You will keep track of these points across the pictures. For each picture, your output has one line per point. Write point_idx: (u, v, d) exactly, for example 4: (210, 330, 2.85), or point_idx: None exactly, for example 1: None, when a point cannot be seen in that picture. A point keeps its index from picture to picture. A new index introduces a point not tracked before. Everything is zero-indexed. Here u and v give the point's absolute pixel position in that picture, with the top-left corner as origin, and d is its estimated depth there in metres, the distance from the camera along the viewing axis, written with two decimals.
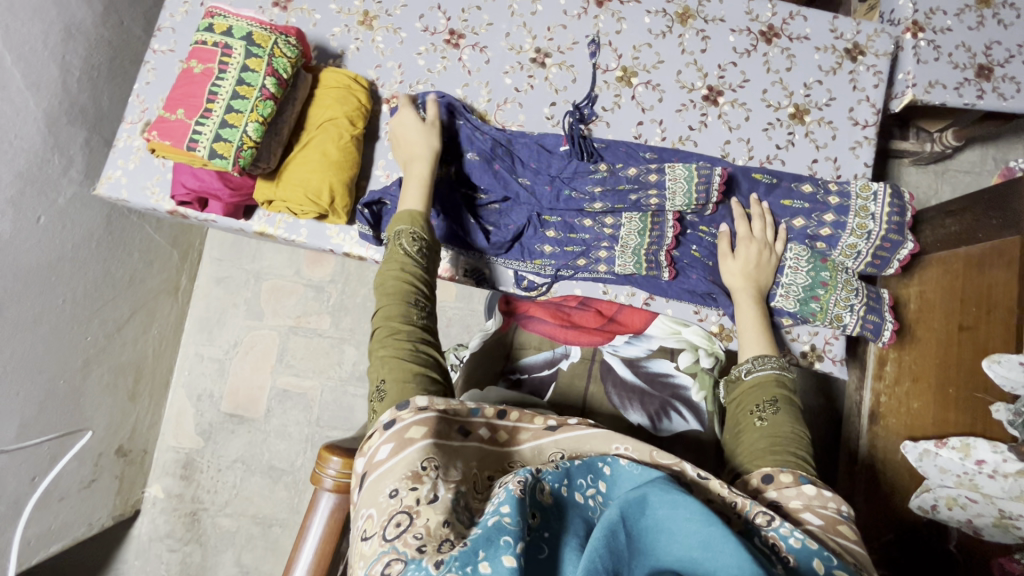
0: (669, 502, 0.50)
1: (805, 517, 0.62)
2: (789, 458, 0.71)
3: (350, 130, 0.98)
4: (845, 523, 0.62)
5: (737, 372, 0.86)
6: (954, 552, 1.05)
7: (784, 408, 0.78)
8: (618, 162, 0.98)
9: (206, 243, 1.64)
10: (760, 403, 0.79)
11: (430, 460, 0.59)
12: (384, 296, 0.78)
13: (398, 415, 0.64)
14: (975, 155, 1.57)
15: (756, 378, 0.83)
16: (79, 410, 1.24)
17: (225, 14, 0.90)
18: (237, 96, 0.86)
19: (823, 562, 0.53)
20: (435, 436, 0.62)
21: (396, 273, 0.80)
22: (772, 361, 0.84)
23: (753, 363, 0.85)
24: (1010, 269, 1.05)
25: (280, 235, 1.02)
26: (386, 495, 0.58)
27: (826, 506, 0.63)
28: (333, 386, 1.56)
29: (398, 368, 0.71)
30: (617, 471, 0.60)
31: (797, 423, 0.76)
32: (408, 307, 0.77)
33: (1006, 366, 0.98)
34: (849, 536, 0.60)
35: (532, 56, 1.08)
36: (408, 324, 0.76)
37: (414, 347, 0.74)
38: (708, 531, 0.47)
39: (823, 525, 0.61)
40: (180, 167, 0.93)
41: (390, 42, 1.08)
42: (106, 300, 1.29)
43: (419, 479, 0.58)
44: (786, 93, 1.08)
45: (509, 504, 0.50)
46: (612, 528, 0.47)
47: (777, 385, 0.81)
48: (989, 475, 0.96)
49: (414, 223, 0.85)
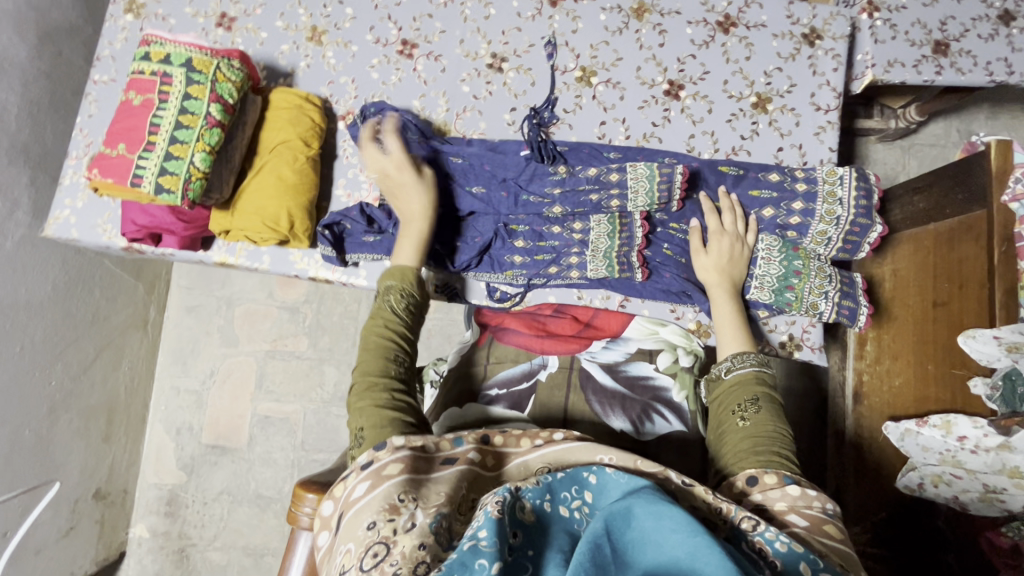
0: (654, 513, 0.47)
1: (790, 519, 0.61)
2: (774, 459, 0.70)
3: (306, 151, 0.95)
4: (831, 523, 0.61)
5: (718, 370, 0.85)
6: (943, 529, 1.06)
7: (766, 405, 0.77)
8: (580, 163, 0.97)
9: (173, 273, 1.59)
10: (741, 402, 0.78)
11: (407, 493, 0.58)
12: (363, 349, 0.77)
13: (375, 456, 0.62)
14: (940, 128, 1.58)
15: (736, 376, 0.81)
16: (49, 457, 1.20)
17: (161, 41, 0.86)
18: (180, 126, 0.83)
19: (809, 563, 0.51)
20: (412, 471, 0.60)
21: (381, 326, 0.78)
22: (751, 358, 0.83)
23: (732, 361, 0.84)
24: (979, 244, 1.05)
25: (241, 263, 0.99)
26: (363, 529, 0.56)
27: (811, 505, 0.62)
28: (316, 408, 1.53)
29: (377, 416, 0.68)
30: (604, 479, 0.57)
31: (780, 420, 0.75)
32: (388, 359, 0.76)
33: (981, 340, 0.97)
34: (834, 536, 0.59)
35: (488, 61, 1.06)
36: (388, 375, 0.74)
37: (393, 397, 0.72)
38: (693, 542, 0.44)
39: (809, 526, 0.60)
40: (129, 205, 0.89)
41: (341, 56, 1.05)
42: (68, 342, 1.25)
43: (396, 510, 0.56)
44: (747, 82, 1.07)
45: (486, 527, 0.49)
46: (596, 542, 0.46)
47: (758, 383, 0.80)
48: (971, 450, 0.95)
49: (404, 279, 0.84)
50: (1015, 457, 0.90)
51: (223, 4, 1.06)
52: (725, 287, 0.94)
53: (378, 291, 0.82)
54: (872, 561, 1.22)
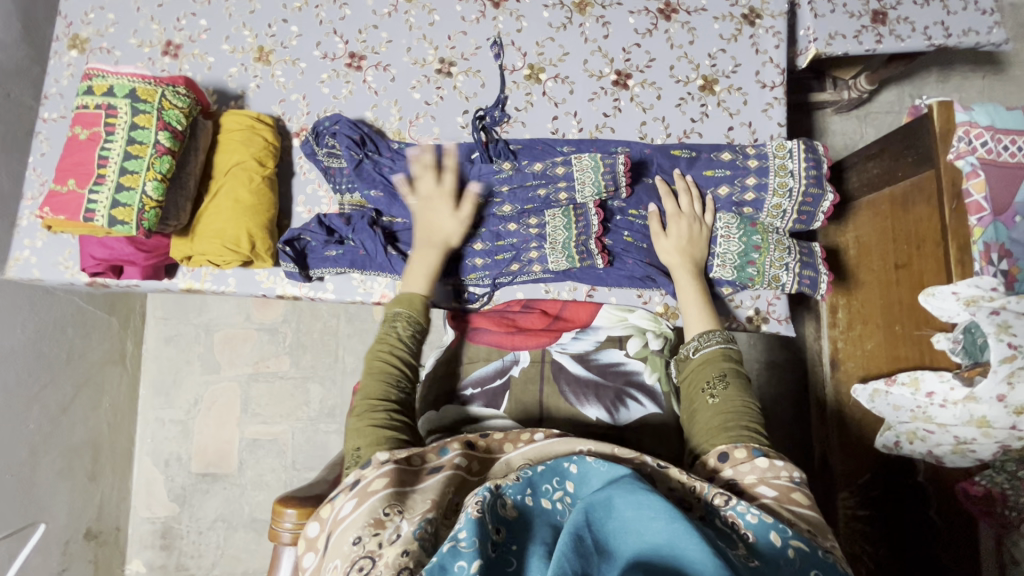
0: (634, 502, 0.48)
1: (760, 492, 0.62)
2: (744, 433, 0.71)
3: (260, 171, 0.96)
4: (799, 491, 0.63)
5: (686, 350, 0.86)
6: (924, 484, 1.06)
7: (733, 381, 0.78)
8: (530, 160, 1.01)
9: (147, 305, 1.59)
10: (710, 380, 0.79)
11: (392, 506, 0.58)
12: (368, 371, 0.78)
13: (362, 474, 0.63)
14: (893, 95, 1.60)
15: (703, 355, 0.82)
16: (35, 500, 1.19)
17: (103, 73, 0.87)
18: (129, 157, 0.83)
19: (779, 532, 0.52)
20: (396, 485, 0.61)
21: (391, 351, 0.80)
22: (717, 335, 0.84)
23: (699, 340, 0.85)
24: (931, 203, 1.06)
25: (208, 288, 0.99)
26: (348, 544, 0.56)
27: (779, 475, 0.64)
28: (304, 427, 1.53)
29: (371, 438, 0.69)
30: (585, 468, 0.57)
31: (748, 395, 0.77)
32: (390, 382, 0.77)
33: (941, 298, 0.98)
34: (802, 503, 0.61)
35: (436, 67, 1.07)
36: (387, 397, 0.75)
37: (389, 418, 0.73)
38: (672, 528, 0.45)
39: (778, 497, 0.61)
40: (86, 239, 0.90)
41: (290, 74, 1.06)
42: (43, 382, 1.24)
43: (381, 524, 0.56)
44: (693, 66, 1.09)
45: (467, 527, 0.48)
46: (578, 533, 0.45)
47: (724, 360, 0.81)
48: (941, 405, 0.96)
49: (412, 308, 0.85)
50: (980, 407, 0.90)
51: (167, 32, 1.06)
52: (688, 268, 0.96)
53: (385, 318, 0.84)
54: (862, 522, 1.25)
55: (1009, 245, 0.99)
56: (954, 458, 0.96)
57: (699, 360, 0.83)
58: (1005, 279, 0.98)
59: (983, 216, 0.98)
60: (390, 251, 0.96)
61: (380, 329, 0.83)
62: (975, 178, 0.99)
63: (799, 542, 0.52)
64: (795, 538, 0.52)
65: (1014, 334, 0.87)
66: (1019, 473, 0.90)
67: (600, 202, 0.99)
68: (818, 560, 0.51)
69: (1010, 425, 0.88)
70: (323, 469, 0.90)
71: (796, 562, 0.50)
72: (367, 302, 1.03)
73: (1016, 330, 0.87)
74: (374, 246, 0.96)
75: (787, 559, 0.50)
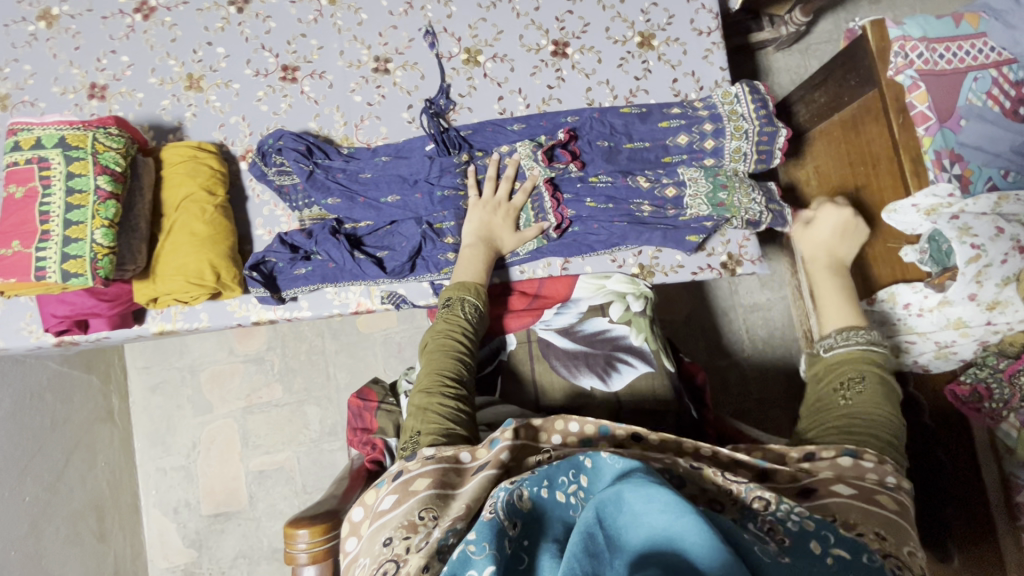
0: (644, 495, 0.46)
1: (835, 490, 0.58)
2: (864, 438, 0.65)
3: (211, 201, 0.94)
4: (885, 492, 0.58)
5: (819, 347, 0.79)
6: (915, 394, 1.10)
7: (872, 388, 0.70)
8: (488, 144, 1.01)
9: (126, 357, 1.56)
10: (841, 381, 0.73)
11: (428, 510, 0.58)
12: (436, 350, 0.77)
13: (406, 466, 0.63)
14: (829, 24, 1.62)
15: (843, 353, 0.75)
16: (46, 571, 1.17)
17: (28, 126, 0.85)
18: (72, 208, 0.81)
19: (820, 541, 0.49)
20: (439, 486, 0.61)
21: (463, 336, 0.79)
22: (860, 335, 0.76)
23: (837, 338, 0.77)
24: (879, 121, 1.07)
25: (180, 327, 0.97)
26: (380, 544, 0.57)
27: (848, 473, 0.59)
28: (308, 450, 1.51)
29: (435, 425, 0.68)
30: (599, 463, 0.53)
31: (890, 403, 0.69)
32: (459, 367, 0.76)
33: (903, 212, 0.98)
34: (886, 506, 0.56)
35: (372, 66, 1.05)
36: (455, 382, 0.74)
37: (454, 406, 0.71)
38: (681, 522, 0.43)
39: (857, 495, 0.57)
40: (44, 298, 0.88)
41: (225, 97, 1.03)
42: (32, 453, 1.22)
43: (414, 528, 0.57)
44: (628, 24, 1.08)
45: (479, 530, 0.49)
46: (589, 531, 0.45)
47: (865, 360, 0.73)
48: (918, 314, 0.97)
49: (481, 294, 0.86)
50: (955, 310, 0.93)
51: (90, 74, 1.02)
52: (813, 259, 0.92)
53: (454, 295, 0.84)
54: None
55: (959, 149, 1.02)
56: (939, 363, 1.00)
57: (832, 359, 0.76)
58: (959, 183, 1.00)
59: (929, 125, 1.02)
60: (357, 255, 0.96)
61: (448, 305, 0.83)
62: (917, 90, 1.01)
63: (841, 550, 0.48)
64: (837, 544, 0.49)
65: (975, 235, 0.90)
66: (1001, 365, 0.93)
67: (551, 180, 0.99)
68: (863, 567, 0.47)
69: (985, 321, 0.92)
70: (332, 484, 0.89)
71: (835, 569, 0.47)
72: (345, 314, 1.02)
73: (976, 229, 0.90)
74: (341, 254, 0.95)
75: (826, 566, 0.47)
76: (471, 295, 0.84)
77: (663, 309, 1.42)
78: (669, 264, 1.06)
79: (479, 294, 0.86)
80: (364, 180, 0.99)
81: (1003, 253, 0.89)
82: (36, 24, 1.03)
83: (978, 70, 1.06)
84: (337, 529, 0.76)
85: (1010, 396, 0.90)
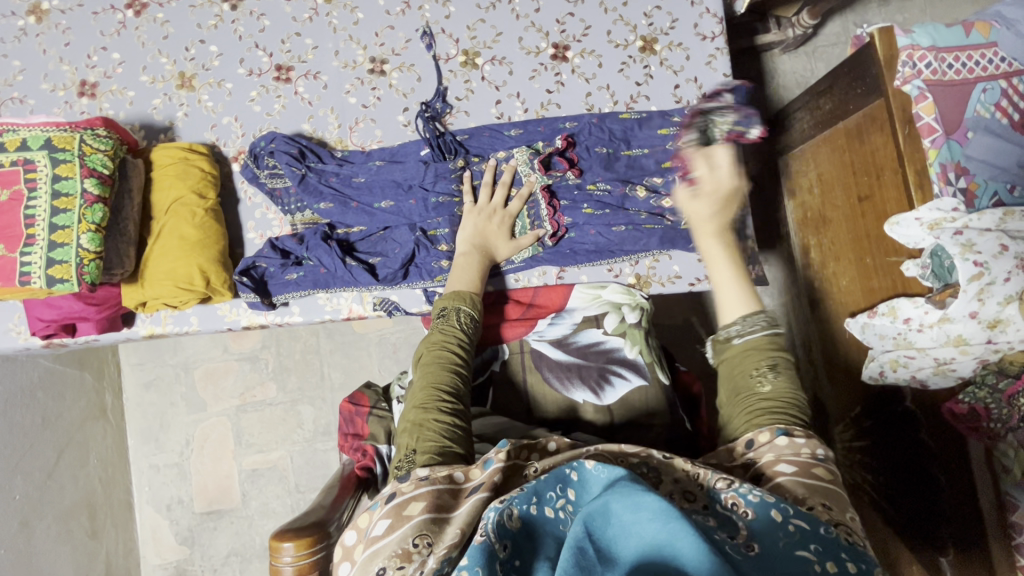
0: (631, 505, 0.45)
1: (778, 469, 0.60)
2: (789, 428, 0.65)
3: (202, 203, 0.92)
4: (820, 465, 0.60)
5: (726, 332, 0.73)
6: (912, 408, 1.08)
7: (786, 371, 0.69)
8: (484, 150, 0.99)
9: (120, 354, 1.55)
10: (757, 367, 0.69)
11: (422, 537, 0.58)
12: (433, 363, 0.76)
13: (399, 489, 0.62)
14: (837, 26, 1.59)
15: (751, 342, 0.70)
16: (36, 570, 1.17)
17: (14, 127, 0.83)
18: (57, 212, 0.80)
19: (779, 511, 0.51)
20: (434, 510, 0.60)
21: (460, 348, 0.78)
22: (762, 319, 0.72)
23: (742, 324, 0.72)
24: (884, 132, 1.04)
25: (170, 331, 0.96)
26: (374, 573, 0.57)
27: (800, 452, 0.61)
28: (301, 449, 1.51)
29: (432, 443, 0.68)
30: (586, 475, 0.54)
31: (798, 382, 0.69)
32: (456, 379, 0.75)
33: (906, 226, 0.97)
34: (824, 477, 0.59)
35: (368, 67, 1.03)
36: (452, 397, 0.73)
37: (451, 421, 0.70)
38: (670, 528, 0.43)
39: (797, 471, 0.59)
40: (32, 302, 0.87)
41: (217, 97, 1.01)
42: (22, 450, 1.21)
43: (408, 557, 0.56)
44: (630, 28, 1.06)
45: (470, 557, 0.47)
46: (579, 545, 0.44)
47: (775, 346, 0.70)
48: (918, 329, 0.97)
49: (478, 300, 0.85)
50: (956, 327, 0.91)
51: (80, 70, 1.01)
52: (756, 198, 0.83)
53: (449, 301, 0.83)
54: (862, 453, 1.28)
55: (964, 162, 0.99)
56: (937, 379, 0.98)
57: (745, 345, 0.71)
58: (965, 197, 0.99)
59: (935, 137, 0.99)
60: (349, 262, 0.94)
61: (443, 312, 0.82)
62: (923, 100, 0.99)
63: (800, 520, 0.50)
64: (796, 515, 0.51)
65: (979, 252, 0.88)
66: (1001, 386, 0.91)
67: (546, 186, 0.97)
68: (821, 536, 0.49)
69: (985, 339, 0.90)
70: (321, 492, 0.89)
71: (796, 536, 0.49)
72: (337, 320, 1.00)
73: (980, 247, 0.88)
74: (333, 261, 0.94)
75: (787, 537, 0.49)
76: (466, 304, 0.83)
77: (660, 316, 1.41)
78: (665, 274, 1.03)
79: (474, 301, 0.85)
80: (355, 183, 0.97)
81: (1006, 270, 0.87)
82: (26, 18, 1.01)
83: (988, 81, 1.03)
84: (324, 542, 0.75)
85: (1009, 418, 0.89)
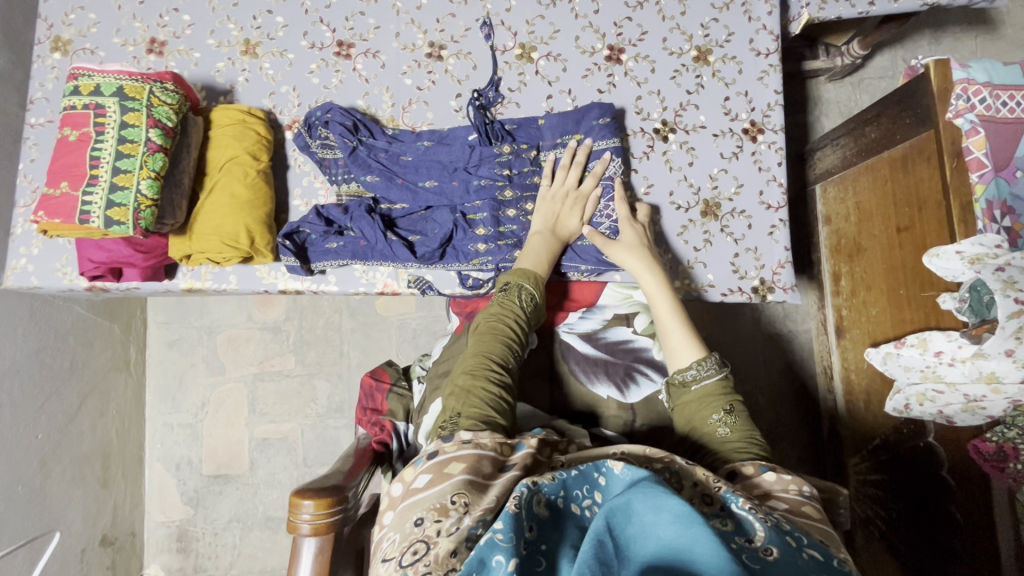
0: (653, 505, 0.45)
1: (773, 502, 0.58)
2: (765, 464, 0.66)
3: (255, 165, 0.95)
4: (810, 504, 0.58)
5: (682, 377, 0.77)
6: (936, 444, 1.05)
7: (741, 414, 0.73)
8: (531, 141, 1.01)
9: (148, 311, 1.58)
10: (713, 413, 0.73)
11: (460, 496, 0.56)
12: (486, 335, 0.79)
13: (442, 447, 0.62)
14: (886, 60, 1.59)
15: (705, 386, 0.75)
16: (47, 510, 1.20)
17: (89, 73, 0.86)
18: (122, 156, 0.83)
19: (795, 537, 0.51)
20: (473, 472, 0.59)
21: (514, 328, 0.81)
22: (715, 362, 0.77)
23: (697, 369, 0.77)
24: (931, 164, 1.03)
25: (209, 287, 0.98)
26: (411, 523, 0.55)
27: (789, 487, 0.60)
28: (313, 424, 1.52)
29: (476, 409, 0.69)
30: (613, 478, 0.52)
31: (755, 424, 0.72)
32: (505, 356, 0.77)
33: (945, 258, 0.95)
34: (814, 516, 0.57)
35: (426, 51, 1.05)
36: (499, 369, 0.75)
37: (496, 393, 0.72)
38: (690, 534, 0.43)
39: (790, 508, 0.57)
40: (84, 243, 0.89)
41: (279, 66, 1.04)
42: (48, 392, 1.24)
43: (445, 512, 0.55)
44: (686, 37, 1.07)
45: (504, 521, 0.47)
46: (599, 538, 0.43)
47: (727, 391, 0.75)
48: (949, 364, 0.94)
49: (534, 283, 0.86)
50: (989, 364, 0.88)
51: (151, 28, 1.04)
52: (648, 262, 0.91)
53: (511, 283, 0.85)
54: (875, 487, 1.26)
55: (1011, 201, 0.98)
56: (965, 416, 0.94)
57: (700, 390, 0.75)
58: (1009, 235, 0.98)
59: (984, 172, 0.97)
60: (390, 237, 0.96)
61: (504, 293, 0.84)
62: (975, 135, 0.97)
63: (815, 550, 0.49)
64: (811, 545, 0.50)
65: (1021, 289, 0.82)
66: None
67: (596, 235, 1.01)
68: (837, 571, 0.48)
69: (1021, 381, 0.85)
70: (339, 459, 0.89)
71: (812, 565, 0.48)
72: (371, 293, 1.02)
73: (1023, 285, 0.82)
74: (374, 234, 0.96)
75: (804, 559, 0.48)
76: (529, 287, 0.85)
77: None
78: (700, 282, 1.03)
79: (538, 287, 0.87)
80: (401, 162, 1.00)
81: None
82: None
83: None
84: (341, 505, 0.76)
85: None
